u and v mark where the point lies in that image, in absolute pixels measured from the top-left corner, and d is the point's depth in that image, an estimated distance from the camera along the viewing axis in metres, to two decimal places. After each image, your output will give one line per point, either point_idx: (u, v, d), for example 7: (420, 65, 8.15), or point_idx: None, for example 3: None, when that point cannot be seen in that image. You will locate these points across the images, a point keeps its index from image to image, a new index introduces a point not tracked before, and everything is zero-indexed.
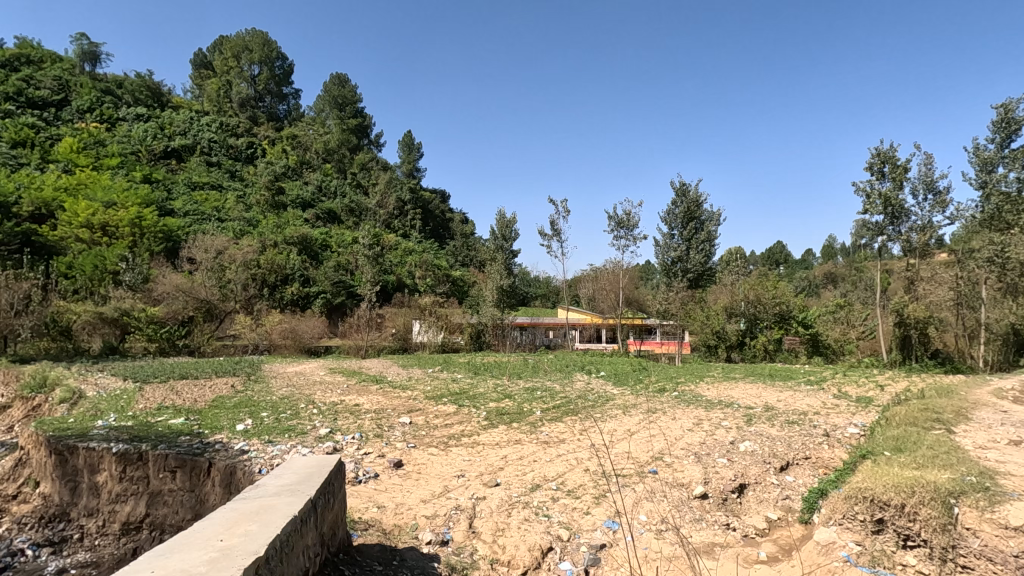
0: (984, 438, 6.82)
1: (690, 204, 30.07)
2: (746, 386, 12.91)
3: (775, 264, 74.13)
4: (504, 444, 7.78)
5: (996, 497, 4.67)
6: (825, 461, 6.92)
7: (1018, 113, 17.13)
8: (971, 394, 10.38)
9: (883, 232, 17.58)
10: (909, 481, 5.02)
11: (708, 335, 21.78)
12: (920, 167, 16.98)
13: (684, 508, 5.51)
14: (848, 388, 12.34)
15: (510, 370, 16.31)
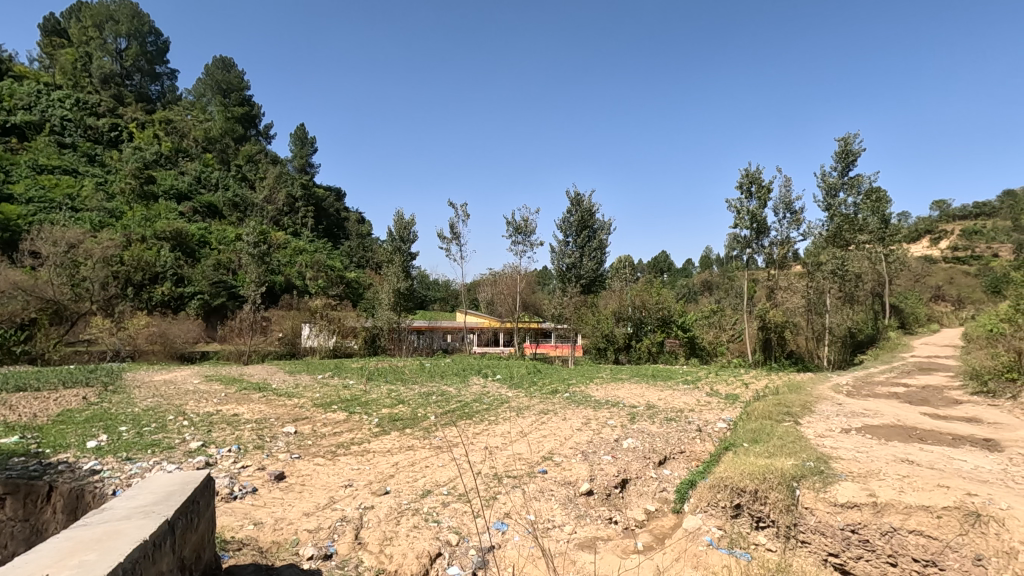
0: (823, 428, 7.80)
1: (584, 213, 31.37)
2: (631, 386, 13.73)
3: (660, 271, 79.99)
4: (396, 450, 7.61)
5: (828, 479, 5.35)
6: (697, 454, 7.55)
7: (854, 146, 19.92)
8: (815, 389, 11.88)
9: (750, 245, 19.56)
10: (762, 468, 5.63)
11: (598, 338, 22.95)
12: (780, 188, 19.09)
13: (570, 505, 5.72)
14: (718, 386, 13.59)
15: (405, 375, 15.95)
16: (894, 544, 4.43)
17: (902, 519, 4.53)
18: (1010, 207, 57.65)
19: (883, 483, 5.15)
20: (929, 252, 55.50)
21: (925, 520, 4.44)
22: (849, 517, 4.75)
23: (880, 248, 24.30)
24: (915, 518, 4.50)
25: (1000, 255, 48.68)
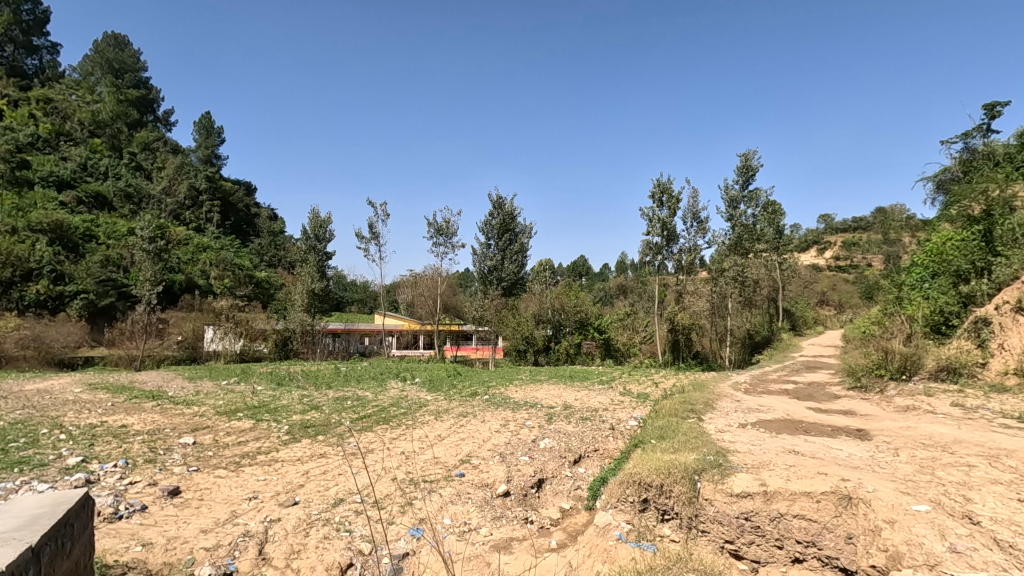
0: (723, 424, 8.37)
1: (506, 216, 31.66)
2: (549, 388, 14.02)
3: (578, 275, 82.56)
4: (306, 458, 7.27)
5: (726, 471, 5.74)
6: (610, 452, 7.84)
7: (754, 162, 21.54)
8: (718, 387, 12.73)
9: (661, 252, 20.63)
10: (667, 464, 5.94)
11: (518, 340, 23.24)
12: (687, 198, 20.29)
13: (487, 507, 5.74)
14: (631, 386, 14.17)
15: (318, 380, 15.27)
16: (781, 528, 4.82)
17: (788, 505, 4.94)
18: (881, 222, 65.00)
19: (772, 473, 5.60)
20: (816, 261, 61.30)
21: (807, 505, 4.87)
22: (743, 506, 5.12)
23: (775, 257, 26.49)
24: (798, 503, 4.93)
25: (873, 264, 54.74)
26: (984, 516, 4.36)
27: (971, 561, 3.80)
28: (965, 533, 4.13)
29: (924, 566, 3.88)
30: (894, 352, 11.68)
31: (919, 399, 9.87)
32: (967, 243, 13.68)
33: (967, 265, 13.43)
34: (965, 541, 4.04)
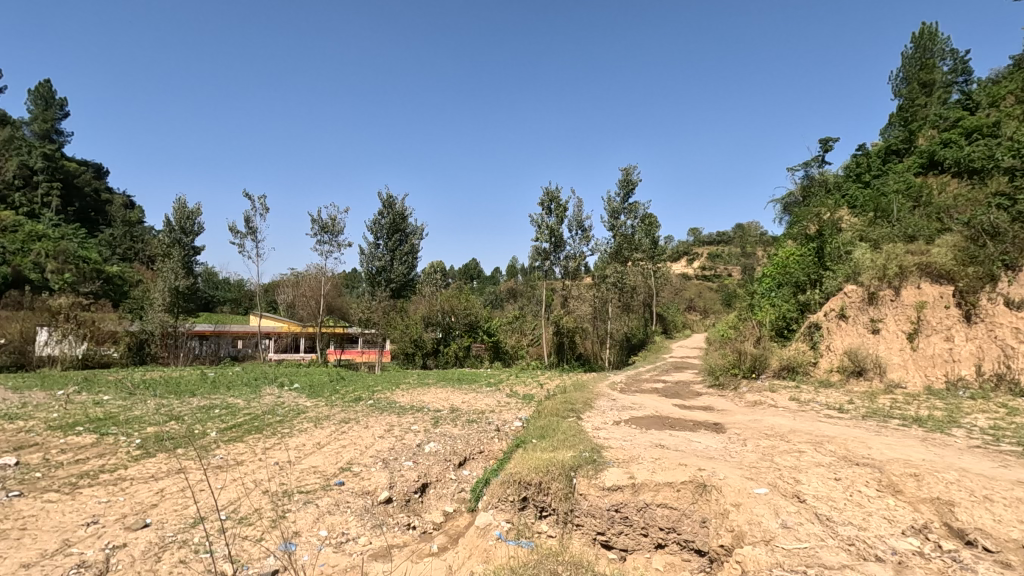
0: (600, 422, 8.85)
1: (396, 216, 30.94)
2: (437, 391, 13.90)
3: (469, 278, 83.09)
4: (162, 475, 6.54)
5: (599, 466, 6.08)
6: (494, 453, 7.96)
7: (634, 176, 23.05)
8: (597, 387, 13.45)
9: (548, 257, 21.39)
10: (546, 462, 6.16)
11: (407, 343, 22.79)
12: (574, 207, 21.20)
13: (367, 515, 5.56)
14: (517, 388, 14.48)
15: (179, 387, 13.80)
16: (646, 517, 5.20)
17: (653, 495, 5.35)
18: (739, 237, 72.79)
19: (640, 466, 6.03)
20: (685, 270, 67.16)
21: (669, 494, 5.31)
22: (613, 499, 5.45)
23: (650, 265, 28.60)
24: (661, 493, 5.35)
25: (731, 276, 61.23)
26: (809, 494, 5.04)
27: (797, 534, 4.37)
28: (794, 510, 4.75)
29: (761, 541, 4.40)
30: (746, 353, 13.17)
31: (765, 394, 11.19)
32: (804, 258, 15.81)
33: (804, 278, 15.50)
34: (794, 517, 4.63)
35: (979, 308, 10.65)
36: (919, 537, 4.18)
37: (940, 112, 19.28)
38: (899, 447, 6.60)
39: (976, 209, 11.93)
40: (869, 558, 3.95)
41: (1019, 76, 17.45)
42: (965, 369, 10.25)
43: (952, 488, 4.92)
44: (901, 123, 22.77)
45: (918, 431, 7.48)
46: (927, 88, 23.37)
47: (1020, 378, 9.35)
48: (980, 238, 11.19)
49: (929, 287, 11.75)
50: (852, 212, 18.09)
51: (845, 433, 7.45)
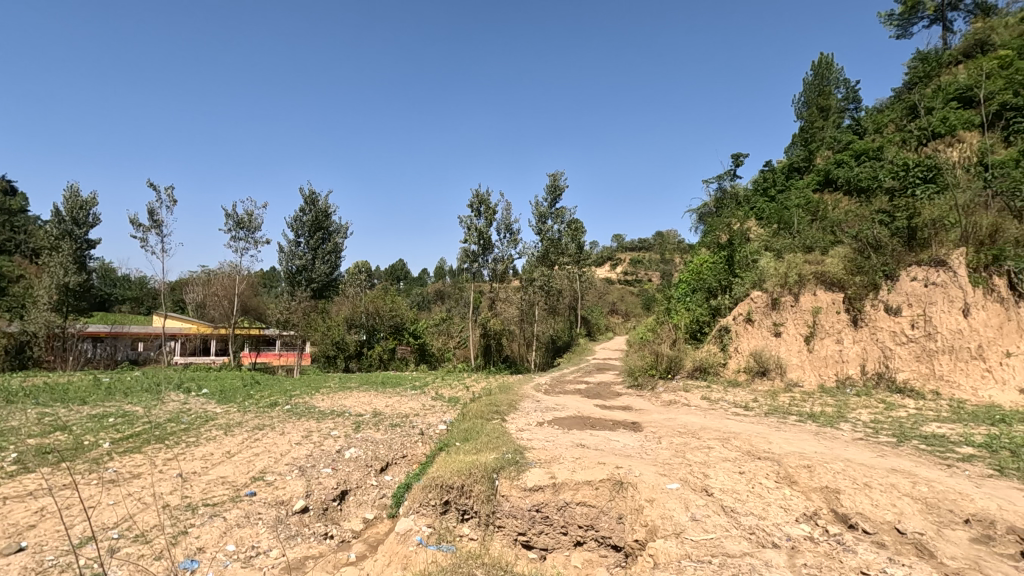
0: (523, 423, 8.94)
1: (319, 213, 29.80)
2: (359, 394, 13.49)
3: (396, 279, 81.54)
4: (42, 492, 5.88)
5: (521, 467, 6.15)
6: (417, 457, 7.85)
7: (561, 182, 23.56)
8: (522, 389, 13.61)
9: (476, 260, 21.39)
10: (468, 465, 6.14)
11: (328, 345, 21.99)
12: (502, 210, 21.33)
13: (281, 526, 5.30)
14: (442, 391, 14.36)
15: (66, 394, 12.49)
16: (566, 516, 5.32)
17: (572, 494, 5.47)
18: (658, 244, 76.28)
19: (561, 466, 6.15)
20: (608, 275, 69.42)
21: (588, 492, 5.45)
22: (534, 499, 5.52)
23: (576, 269, 29.34)
24: (581, 491, 5.49)
25: (651, 281, 64.08)
26: (716, 488, 5.36)
27: (705, 526, 4.63)
28: (703, 504, 5.02)
29: (672, 534, 4.62)
30: (662, 355, 13.82)
31: (679, 394, 11.79)
32: (716, 265, 16.83)
33: (716, 283, 16.50)
34: (702, 510, 4.90)
35: (864, 314, 12.02)
36: (810, 523, 4.56)
37: (835, 135, 21.17)
38: (795, 441, 7.18)
39: (863, 224, 13.24)
40: (767, 545, 4.25)
41: (899, 106, 19.54)
42: (851, 369, 11.56)
43: (838, 477, 5.40)
44: (802, 142, 24.78)
45: (812, 425, 8.17)
46: (824, 112, 25.62)
47: (897, 375, 10.85)
48: (866, 250, 12.53)
49: (823, 294, 12.88)
50: (759, 223, 19.48)
51: (749, 429, 8.00)
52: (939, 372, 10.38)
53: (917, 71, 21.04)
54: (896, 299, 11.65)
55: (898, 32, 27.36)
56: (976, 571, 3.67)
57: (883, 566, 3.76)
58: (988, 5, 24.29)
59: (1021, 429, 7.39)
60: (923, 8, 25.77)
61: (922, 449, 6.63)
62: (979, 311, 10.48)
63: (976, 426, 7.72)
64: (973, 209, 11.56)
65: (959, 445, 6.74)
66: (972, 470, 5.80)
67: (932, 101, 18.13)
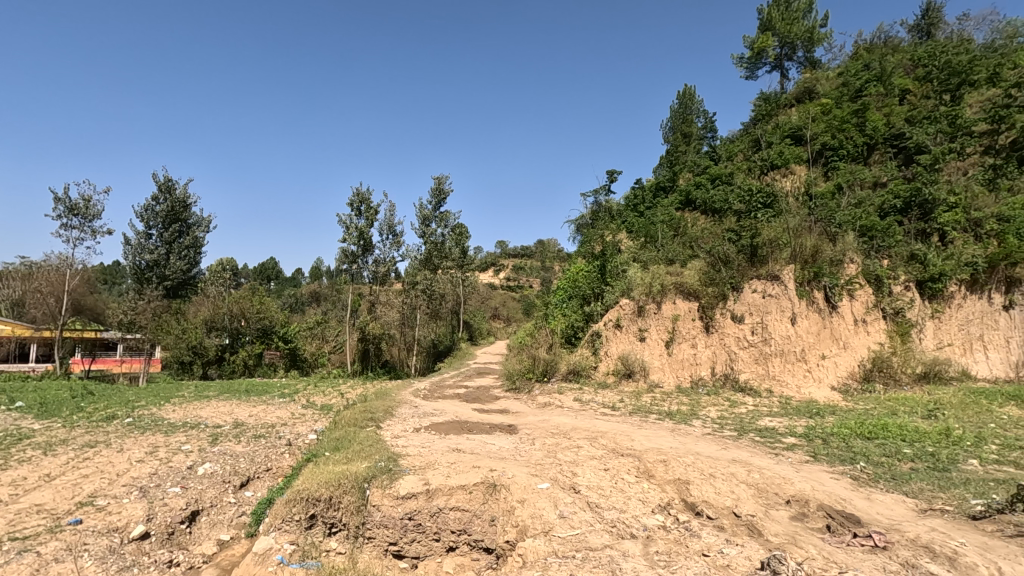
0: (400, 430, 8.74)
1: (176, 203, 26.82)
2: (218, 404, 12.29)
3: (266, 280, 75.80)
4: None
5: (394, 475, 5.99)
6: (282, 470, 7.32)
7: (446, 186, 23.49)
8: (400, 395, 13.31)
9: (355, 261, 20.55)
10: (337, 475, 5.84)
11: (182, 350, 19.76)
12: (385, 211, 20.75)
13: (114, 557, 4.65)
14: (315, 398, 13.57)
15: None
16: (440, 522, 5.31)
17: (446, 499, 5.46)
18: (539, 252, 78.96)
19: (435, 472, 6.10)
20: (491, 280, 70.40)
21: (462, 497, 5.49)
22: (407, 506, 5.42)
23: (459, 273, 29.46)
24: (455, 496, 5.50)
25: (532, 287, 66.13)
26: (583, 485, 5.65)
27: (571, 522, 4.85)
28: (570, 501, 5.27)
29: (541, 533, 4.78)
30: (539, 359, 14.28)
31: (554, 396, 12.28)
32: (591, 274, 17.83)
33: (589, 291, 17.45)
34: (570, 507, 5.14)
35: (715, 321, 13.46)
36: (663, 513, 4.97)
37: (695, 159, 23.38)
38: (654, 437, 7.81)
39: (715, 241, 14.75)
40: (626, 536, 4.56)
41: (747, 139, 22.16)
42: (703, 370, 12.91)
43: (688, 469, 5.97)
44: (667, 164, 27.10)
45: (669, 423, 8.95)
46: (687, 138, 28.35)
47: (739, 375, 12.40)
48: (718, 264, 13.99)
49: (681, 303, 14.16)
50: (630, 236, 20.98)
51: (615, 428, 8.56)
52: (772, 372, 12.15)
53: (760, 109, 24.02)
54: (740, 308, 13.24)
55: (746, 73, 31.07)
56: (793, 545, 4.23)
57: (721, 547, 4.21)
58: (814, 59, 28.53)
59: (831, 420, 8.74)
60: (766, 55, 29.55)
61: (756, 441, 7.57)
62: (803, 320, 12.55)
63: (798, 419, 8.98)
64: (800, 232, 13.49)
65: (785, 436, 7.79)
66: (794, 457, 6.73)
67: (771, 136, 20.84)
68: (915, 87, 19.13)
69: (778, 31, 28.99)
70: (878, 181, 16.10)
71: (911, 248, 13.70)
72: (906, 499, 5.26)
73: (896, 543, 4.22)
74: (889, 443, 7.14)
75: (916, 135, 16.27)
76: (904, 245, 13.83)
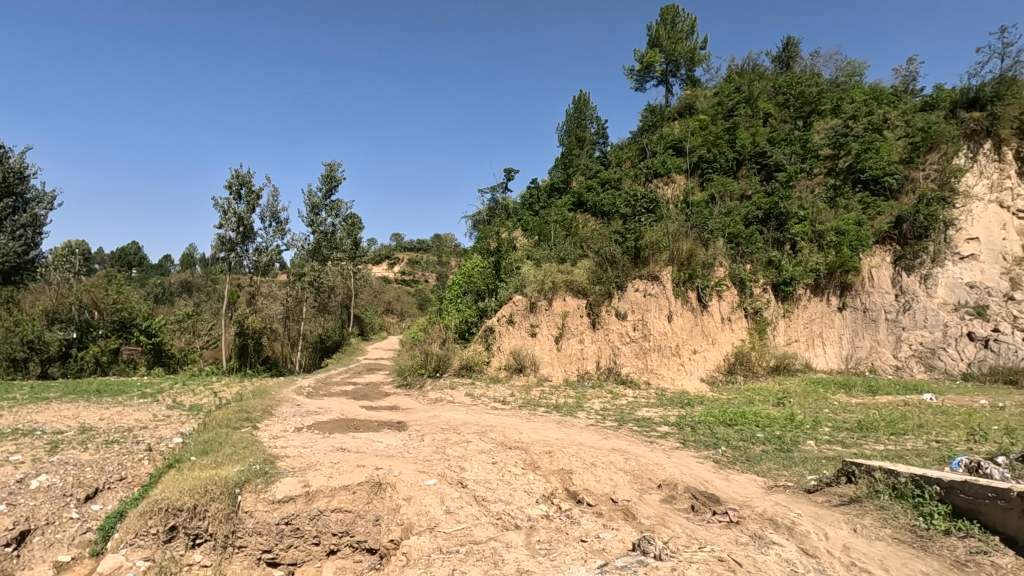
0: (279, 430, 8.21)
1: (9, 173, 22.98)
2: (59, 407, 10.74)
3: (127, 267, 67.50)
4: None
5: (270, 478, 5.62)
6: (139, 478, 6.57)
7: (338, 174, 22.42)
8: (280, 393, 12.51)
9: (233, 249, 18.90)
10: (204, 481, 5.35)
11: (15, 346, 17.04)
12: (269, 196, 19.35)
13: None
14: (182, 398, 12.31)
15: None
16: (319, 525, 5.12)
17: (327, 501, 5.27)
18: (436, 246, 78.11)
19: (316, 473, 5.82)
20: (385, 273, 68.38)
21: (344, 498, 5.32)
22: (284, 511, 5.14)
23: (350, 265, 28.32)
24: (337, 497, 5.32)
25: (428, 282, 65.34)
26: (470, 480, 5.68)
27: (457, 517, 4.87)
28: (456, 496, 5.27)
29: (427, 529, 4.74)
30: (432, 354, 14.08)
31: (446, 392, 12.24)
32: (485, 270, 17.97)
33: (483, 287, 17.55)
34: (456, 502, 5.14)
35: (601, 318, 14.15)
36: (547, 503, 5.15)
37: (588, 163, 24.35)
38: (541, 430, 8.07)
39: (603, 243, 15.50)
40: (510, 528, 4.67)
41: (634, 146, 23.52)
42: (589, 365, 13.60)
43: (572, 459, 6.24)
44: (562, 166, 28.03)
45: (556, 415, 9.30)
46: (581, 143, 29.53)
47: (622, 369, 13.24)
48: (605, 264, 14.72)
49: (571, 300, 14.65)
50: (525, 234, 21.42)
51: (504, 422, 8.71)
52: (650, 366, 13.13)
53: (647, 119, 25.56)
54: (624, 306, 14.09)
55: (636, 84, 32.95)
56: (661, 526, 4.58)
57: (598, 532, 4.45)
58: (694, 78, 31.00)
59: (698, 409, 9.57)
60: (653, 70, 31.55)
61: (634, 430, 8.10)
62: (677, 318, 13.69)
63: (672, 409, 9.74)
64: (677, 237, 14.64)
65: (659, 425, 8.42)
66: (666, 444, 7.31)
67: (656, 146, 22.30)
68: (776, 112, 21.48)
69: (664, 49, 31.07)
70: (744, 193, 17.87)
71: (768, 255, 15.36)
72: (757, 478, 5.92)
73: (747, 518, 4.73)
74: (746, 428, 7.98)
75: (776, 155, 18.30)
76: (763, 251, 15.47)
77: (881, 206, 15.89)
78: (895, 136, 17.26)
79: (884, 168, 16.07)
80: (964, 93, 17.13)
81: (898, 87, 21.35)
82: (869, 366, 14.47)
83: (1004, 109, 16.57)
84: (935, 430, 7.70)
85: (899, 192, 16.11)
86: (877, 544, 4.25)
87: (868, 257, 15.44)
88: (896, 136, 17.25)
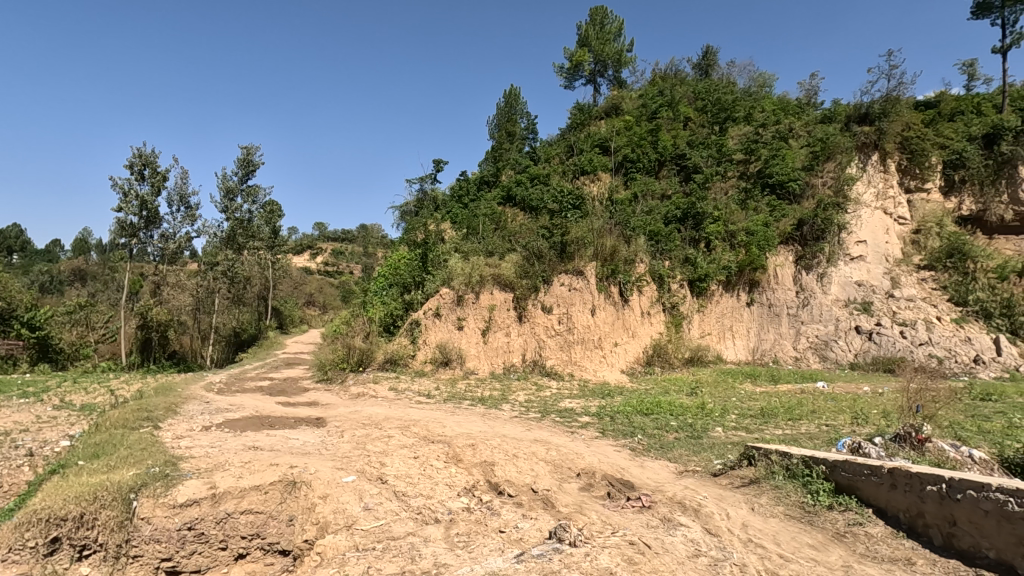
0: (184, 429, 7.67)
1: None
2: None
3: (6, 252, 60.32)
4: None
5: (171, 481, 5.22)
6: (16, 487, 5.91)
7: (255, 158, 21.20)
8: (187, 390, 11.67)
9: (135, 235, 17.31)
10: (93, 487, 4.88)
11: None
12: (177, 178, 17.96)
13: None
14: (72, 397, 11.19)
15: None
16: (227, 528, 4.87)
17: (236, 503, 5.00)
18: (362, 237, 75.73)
19: (224, 474, 5.49)
20: (307, 263, 65.47)
21: (255, 499, 5.07)
22: (186, 516, 4.83)
23: (268, 255, 26.86)
24: (246, 499, 5.06)
25: (353, 274, 63.43)
26: (390, 475, 5.59)
27: (376, 514, 4.77)
28: (375, 492, 5.17)
29: (343, 527, 4.62)
30: (355, 348, 13.66)
31: (369, 386, 11.94)
32: (412, 262, 17.64)
33: (410, 279, 17.20)
34: (375, 499, 5.04)
35: (528, 311, 14.33)
36: (468, 495, 5.17)
37: (517, 157, 24.50)
38: (465, 423, 8.06)
39: (530, 238, 15.78)
40: (429, 522, 4.64)
41: (562, 144, 23.87)
42: (515, 358, 13.76)
43: (494, 451, 6.30)
44: (492, 160, 28.03)
45: (480, 408, 9.34)
46: (511, 137, 29.61)
47: (546, 361, 13.52)
48: (532, 258, 14.90)
49: (498, 293, 14.66)
50: (453, 226, 21.25)
51: (427, 416, 8.63)
52: (573, 358, 13.53)
53: (576, 117, 25.99)
54: (549, 300, 14.35)
55: (565, 82, 33.51)
56: (578, 513, 4.72)
57: (516, 522, 4.52)
58: (621, 80, 31.94)
59: (617, 400, 9.94)
60: (582, 68, 32.19)
61: (556, 421, 8.28)
62: (600, 312, 14.17)
63: (593, 400, 10.08)
64: (602, 233, 15.10)
65: (580, 416, 8.67)
66: (585, 434, 7.54)
67: (583, 144, 22.79)
68: (695, 117, 22.60)
69: (593, 49, 31.80)
70: (664, 193, 18.70)
71: (685, 253, 16.20)
72: (670, 464, 6.24)
73: (658, 502, 4.98)
74: (661, 418, 8.37)
75: (694, 157, 19.28)
76: (680, 249, 16.27)
77: (786, 210, 17.15)
78: (799, 145, 18.65)
79: (788, 174, 17.36)
80: (857, 108, 18.79)
81: (802, 100, 23.10)
82: (772, 357, 15.61)
83: (889, 125, 18.36)
84: (825, 415, 8.45)
85: (801, 197, 17.51)
86: (771, 521, 4.61)
87: (773, 256, 16.63)
88: (800, 145, 18.65)
